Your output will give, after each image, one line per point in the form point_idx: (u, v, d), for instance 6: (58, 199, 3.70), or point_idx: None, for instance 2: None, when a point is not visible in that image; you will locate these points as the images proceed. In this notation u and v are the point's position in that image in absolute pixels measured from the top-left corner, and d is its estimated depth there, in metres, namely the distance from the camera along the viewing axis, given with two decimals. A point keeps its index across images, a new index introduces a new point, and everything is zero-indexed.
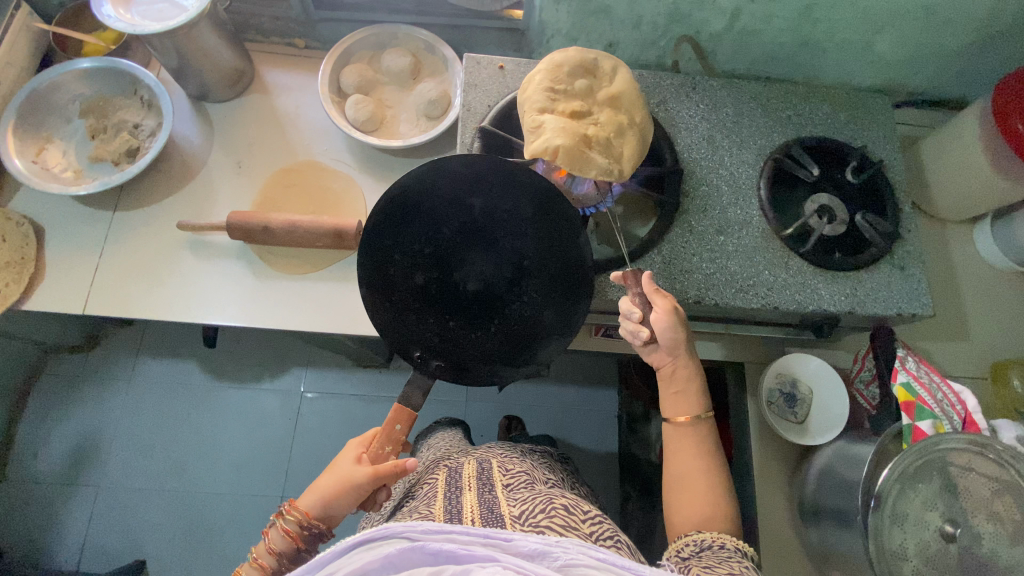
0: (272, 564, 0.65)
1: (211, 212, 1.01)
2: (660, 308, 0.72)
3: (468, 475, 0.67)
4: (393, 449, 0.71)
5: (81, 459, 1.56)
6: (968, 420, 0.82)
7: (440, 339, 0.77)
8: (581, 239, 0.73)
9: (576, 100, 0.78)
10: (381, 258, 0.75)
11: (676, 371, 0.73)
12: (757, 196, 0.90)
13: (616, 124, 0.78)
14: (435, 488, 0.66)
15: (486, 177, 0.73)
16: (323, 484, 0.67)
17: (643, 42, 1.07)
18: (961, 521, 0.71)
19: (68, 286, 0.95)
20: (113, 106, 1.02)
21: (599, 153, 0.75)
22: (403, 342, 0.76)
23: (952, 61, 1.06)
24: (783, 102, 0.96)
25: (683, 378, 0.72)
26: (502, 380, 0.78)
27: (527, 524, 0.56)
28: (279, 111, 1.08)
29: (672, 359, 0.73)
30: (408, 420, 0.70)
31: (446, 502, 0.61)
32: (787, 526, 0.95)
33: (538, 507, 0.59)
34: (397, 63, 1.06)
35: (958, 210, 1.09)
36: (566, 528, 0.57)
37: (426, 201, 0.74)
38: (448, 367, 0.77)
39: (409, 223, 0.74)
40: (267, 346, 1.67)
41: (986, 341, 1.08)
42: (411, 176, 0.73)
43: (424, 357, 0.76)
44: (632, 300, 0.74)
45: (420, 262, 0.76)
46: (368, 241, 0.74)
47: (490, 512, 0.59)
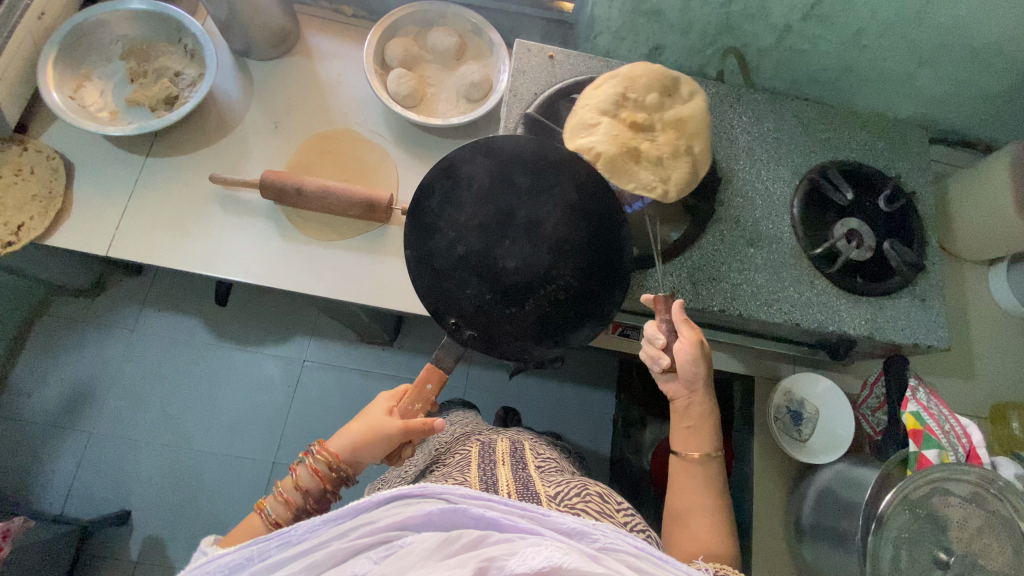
0: (299, 501, 0.67)
1: (243, 169, 1.00)
2: (685, 338, 0.73)
3: (501, 451, 0.71)
4: (422, 407, 0.74)
5: (75, 403, 1.55)
6: (972, 454, 0.83)
7: (474, 311, 0.77)
8: (620, 234, 0.77)
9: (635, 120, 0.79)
10: (428, 222, 0.78)
11: (691, 405, 0.74)
12: (789, 214, 0.91)
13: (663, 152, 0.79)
14: (468, 458, 0.69)
15: (538, 160, 0.77)
16: (354, 430, 0.70)
17: (690, 49, 1.07)
18: (953, 549, 0.73)
19: (93, 227, 0.94)
20: (155, 52, 1.01)
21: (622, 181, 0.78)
22: (439, 306, 0.77)
23: (990, 103, 1.07)
24: (823, 123, 0.97)
25: (698, 414, 0.73)
26: (531, 359, 0.79)
27: (563, 504, 0.58)
28: (320, 76, 1.08)
29: (689, 393, 0.74)
30: (439, 381, 0.74)
31: (480, 470, 0.64)
32: (779, 541, 0.97)
33: (573, 490, 0.61)
34: (443, 41, 1.06)
35: (977, 251, 1.10)
36: (601, 513, 0.58)
37: (478, 174, 0.77)
38: (479, 338, 0.78)
39: (459, 193, 0.77)
40: (273, 311, 1.66)
41: (989, 381, 1.10)
42: (467, 148, 0.77)
43: (458, 325, 0.77)
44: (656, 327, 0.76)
45: (466, 232, 0.77)
46: (418, 204, 0.77)
47: (526, 487, 0.61)
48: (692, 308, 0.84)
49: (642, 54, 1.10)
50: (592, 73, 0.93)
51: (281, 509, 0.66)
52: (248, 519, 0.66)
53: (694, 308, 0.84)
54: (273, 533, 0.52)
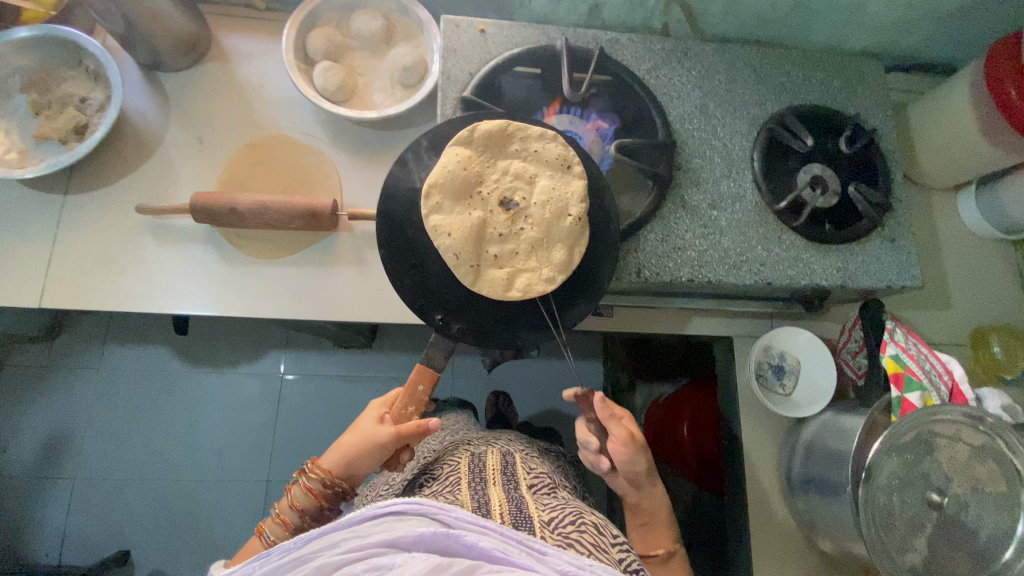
0: (298, 519, 0.69)
1: (174, 193, 0.94)
2: (618, 438, 0.74)
3: (491, 467, 0.68)
4: (415, 409, 0.73)
5: (53, 452, 1.50)
6: (955, 391, 0.83)
7: (463, 302, 0.74)
8: (604, 203, 0.78)
9: (462, 190, 0.75)
10: (401, 214, 0.74)
11: (641, 502, 0.82)
12: (750, 168, 0.87)
13: (549, 213, 0.75)
14: (459, 474, 0.66)
15: (507, 137, 0.77)
16: (346, 443, 0.70)
17: (631, 3, 1.00)
18: (945, 489, 0.73)
19: (20, 278, 0.87)
20: (56, 78, 0.92)
21: (520, 264, 0.75)
22: (424, 304, 0.73)
23: (946, 22, 1.03)
24: (776, 68, 0.92)
25: (648, 511, 0.82)
26: (526, 346, 0.76)
27: (556, 533, 0.55)
28: (241, 80, 1.00)
29: (638, 491, 0.81)
30: (430, 381, 0.73)
31: (472, 490, 0.62)
32: (774, 496, 0.97)
33: (568, 518, 0.58)
34: (367, 26, 0.98)
35: (945, 178, 1.08)
36: (595, 547, 0.55)
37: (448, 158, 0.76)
38: (469, 331, 0.74)
39: (432, 180, 0.75)
40: (243, 329, 1.61)
41: (967, 307, 1.09)
42: (429, 134, 0.76)
43: (446, 319, 0.73)
44: (589, 428, 0.77)
45: (443, 222, 0.73)
46: (390, 201, 0.74)
47: (519, 510, 0.58)
48: (661, 281, 0.81)
49: (582, 14, 1.04)
50: (528, 44, 0.86)
51: (283, 529, 0.69)
52: (256, 539, 0.70)
53: (662, 281, 0.81)
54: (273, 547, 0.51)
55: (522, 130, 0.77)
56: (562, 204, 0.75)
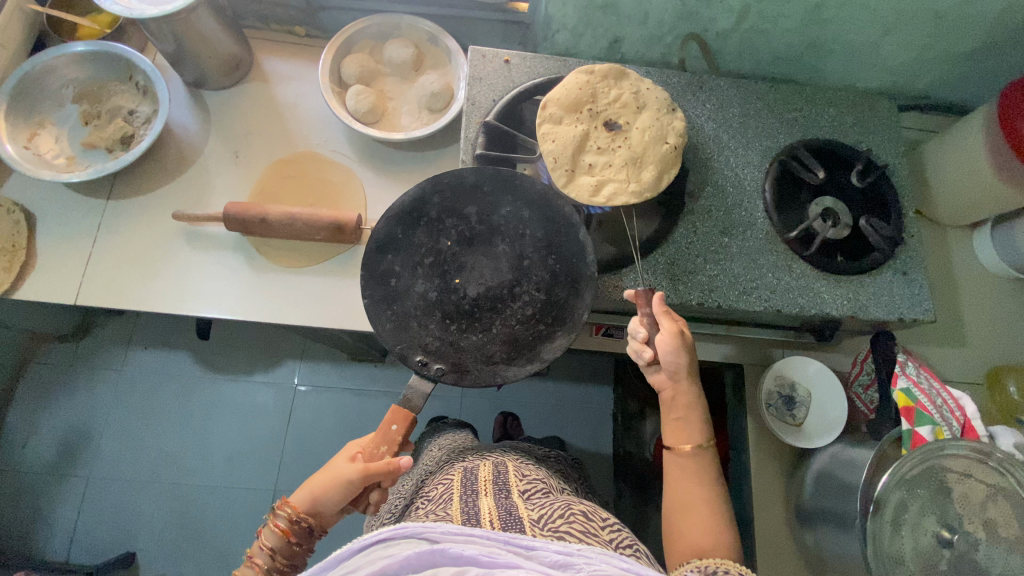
0: (266, 563, 0.66)
1: (208, 203, 0.99)
2: (665, 331, 0.73)
3: (484, 479, 0.69)
4: (388, 449, 0.71)
5: (71, 449, 1.54)
6: (967, 427, 0.81)
7: (442, 344, 0.78)
8: (578, 241, 0.79)
9: (573, 105, 0.82)
10: (383, 267, 0.79)
11: (677, 397, 0.74)
12: (762, 199, 0.89)
13: (649, 138, 0.81)
14: (451, 490, 0.67)
15: (482, 186, 0.81)
16: (315, 480, 0.69)
17: (650, 39, 1.05)
18: (957, 527, 0.71)
19: (60, 276, 0.92)
20: (108, 91, 0.99)
21: (611, 174, 0.80)
22: (403, 348, 0.77)
23: (959, 65, 1.05)
24: (789, 103, 0.95)
25: (684, 404, 0.73)
26: (508, 380, 0.77)
27: (547, 528, 0.58)
28: (278, 100, 1.06)
29: (674, 384, 0.74)
30: (405, 421, 0.72)
31: (462, 503, 0.63)
32: (782, 529, 0.96)
33: (557, 512, 0.62)
34: (399, 53, 1.04)
35: (960, 216, 1.09)
36: (584, 534, 0.59)
37: (425, 213, 0.81)
38: (448, 370, 0.77)
39: (410, 233, 0.80)
40: (261, 338, 1.65)
41: (984, 346, 1.08)
42: (410, 192, 0.81)
43: (425, 360, 0.77)
44: (640, 321, 0.77)
45: (420, 271, 0.80)
46: (370, 256, 0.79)
47: (508, 514, 0.60)
48: (670, 304, 0.83)
49: (603, 48, 1.09)
50: (549, 74, 0.91)
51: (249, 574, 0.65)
52: None
53: (672, 304, 0.83)
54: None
55: (635, 77, 0.84)
56: (662, 133, 0.82)
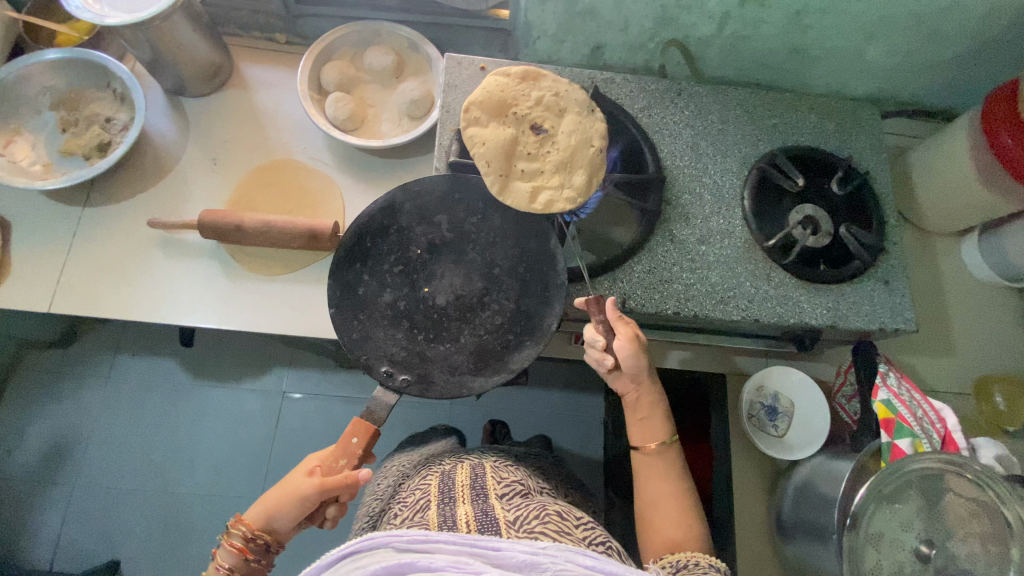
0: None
1: (184, 210, 0.98)
2: (623, 335, 0.72)
3: (461, 485, 0.68)
4: (347, 462, 0.71)
5: (56, 456, 1.53)
6: (949, 439, 0.80)
7: (408, 354, 0.77)
8: (548, 248, 0.78)
9: (497, 109, 0.77)
10: (350, 275, 0.78)
11: (640, 398, 0.75)
12: (740, 206, 0.88)
13: (576, 141, 0.77)
14: (427, 496, 0.66)
15: (453, 194, 0.80)
16: (271, 496, 0.68)
17: (631, 45, 1.05)
18: (936, 542, 0.69)
19: (34, 283, 0.92)
20: (86, 98, 0.99)
21: (545, 180, 0.76)
22: (368, 357, 0.76)
23: (945, 70, 1.04)
24: (769, 110, 0.94)
25: (647, 403, 0.75)
26: (475, 393, 0.75)
27: (522, 530, 0.59)
28: (257, 107, 1.06)
29: (637, 386, 0.75)
30: (366, 433, 0.71)
31: (439, 513, 0.62)
32: (764, 541, 0.94)
33: (532, 513, 0.62)
34: (379, 60, 1.04)
35: (946, 223, 1.07)
36: (559, 534, 0.60)
37: (395, 221, 0.80)
38: (413, 381, 0.76)
39: (380, 241, 0.80)
40: (248, 345, 1.64)
41: (972, 355, 1.06)
42: (381, 200, 0.80)
43: (391, 371, 0.76)
44: (595, 328, 0.74)
45: (389, 280, 0.79)
46: (338, 264, 0.78)
47: (486, 516, 0.61)
48: (646, 313, 0.82)
49: (584, 54, 1.08)
50: None
51: None
52: None
53: (647, 312, 0.82)
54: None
55: (553, 80, 0.80)
56: (589, 135, 0.78)
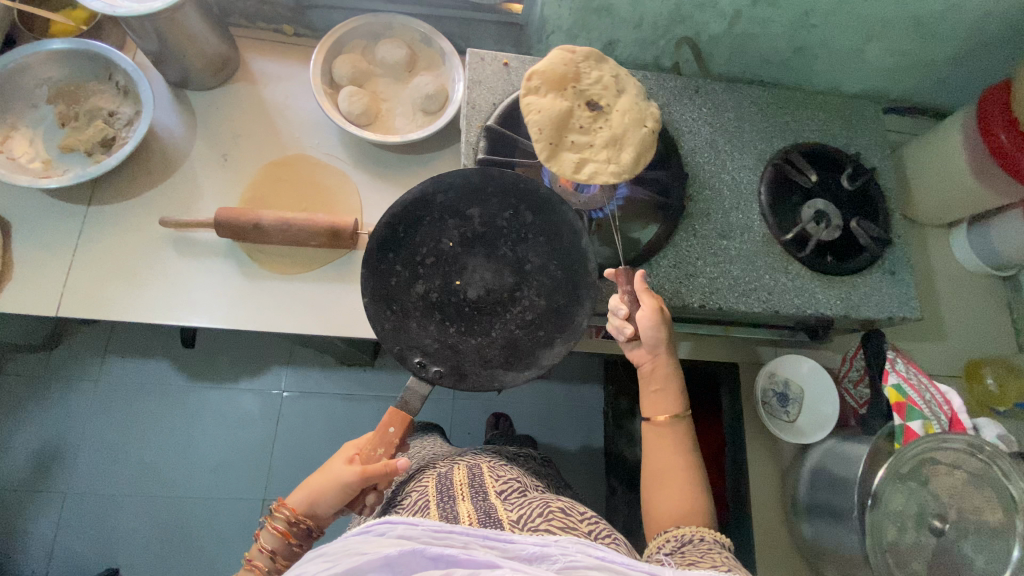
0: (267, 564, 0.66)
1: (196, 208, 0.96)
2: (647, 306, 0.73)
3: (459, 481, 0.66)
4: (385, 451, 0.70)
5: (45, 463, 1.47)
6: (954, 421, 0.85)
7: (440, 346, 0.78)
8: (580, 248, 0.78)
9: (558, 81, 0.76)
10: (383, 265, 0.78)
11: (656, 370, 0.73)
12: (757, 201, 0.91)
13: (630, 121, 0.76)
14: (426, 496, 0.64)
15: (486, 187, 0.79)
16: (313, 482, 0.68)
17: (643, 41, 1.06)
18: (946, 517, 0.75)
19: (40, 285, 0.89)
20: (85, 92, 0.95)
21: (592, 155, 0.74)
22: (402, 348, 0.76)
23: (938, 70, 1.09)
24: (780, 107, 0.98)
25: (663, 376, 0.73)
26: (506, 386, 0.77)
27: (526, 528, 0.57)
28: (266, 101, 1.03)
29: (654, 357, 0.74)
30: (402, 423, 0.71)
31: (439, 508, 0.61)
32: (778, 522, 0.99)
33: (536, 511, 0.60)
34: (392, 54, 1.02)
35: (939, 216, 1.13)
36: (565, 529, 0.58)
37: (428, 212, 0.79)
38: (447, 373, 0.77)
39: (413, 232, 0.79)
40: (246, 344, 1.60)
41: (961, 341, 1.13)
42: (415, 190, 0.78)
43: (424, 362, 0.76)
44: (620, 298, 0.76)
45: (421, 271, 0.79)
46: (372, 255, 0.77)
47: (488, 515, 0.59)
48: (673, 306, 0.85)
49: (596, 50, 1.09)
50: None
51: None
52: None
53: (674, 305, 0.85)
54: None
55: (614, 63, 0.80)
56: (642, 116, 0.77)
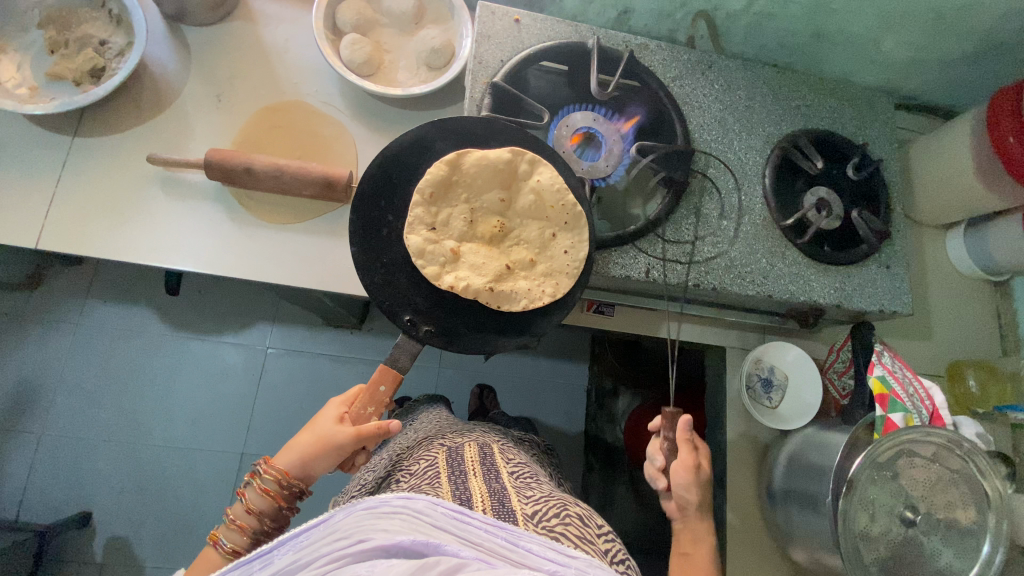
0: (255, 526, 0.64)
1: (187, 147, 0.92)
2: (682, 459, 0.78)
3: (471, 460, 0.61)
4: (375, 410, 0.71)
5: (21, 403, 1.45)
6: (934, 415, 0.86)
7: (432, 305, 0.76)
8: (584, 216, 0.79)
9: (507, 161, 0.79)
10: (375, 212, 0.75)
11: (686, 530, 0.78)
12: (761, 184, 0.90)
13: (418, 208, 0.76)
14: (436, 468, 0.59)
15: (486, 141, 0.79)
16: (303, 442, 0.67)
17: (659, 13, 1.03)
18: (919, 508, 0.75)
19: (21, 216, 0.86)
20: (76, 17, 0.90)
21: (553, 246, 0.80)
22: (392, 305, 0.74)
23: (954, 68, 1.08)
24: (793, 91, 0.96)
25: (692, 542, 0.77)
26: (498, 350, 0.77)
27: (540, 526, 0.50)
28: (265, 43, 0.99)
29: (684, 518, 0.78)
30: (393, 382, 0.71)
31: (452, 484, 0.55)
32: (751, 504, 1.00)
33: (551, 509, 0.53)
34: (399, 4, 0.98)
35: (938, 216, 1.12)
36: (581, 539, 0.51)
37: (426, 159, 0.77)
38: (438, 333, 0.75)
39: (409, 180, 0.77)
40: (232, 297, 1.58)
41: (946, 342, 1.14)
42: (412, 132, 0.76)
43: (414, 321, 0.74)
44: (659, 444, 0.82)
45: (416, 224, 0.76)
46: (363, 198, 0.74)
47: (501, 504, 0.52)
48: (669, 282, 0.84)
49: (610, 18, 1.06)
50: (560, 39, 0.88)
51: (236, 538, 0.63)
52: (206, 552, 0.64)
53: (669, 283, 0.84)
54: (254, 552, 0.47)
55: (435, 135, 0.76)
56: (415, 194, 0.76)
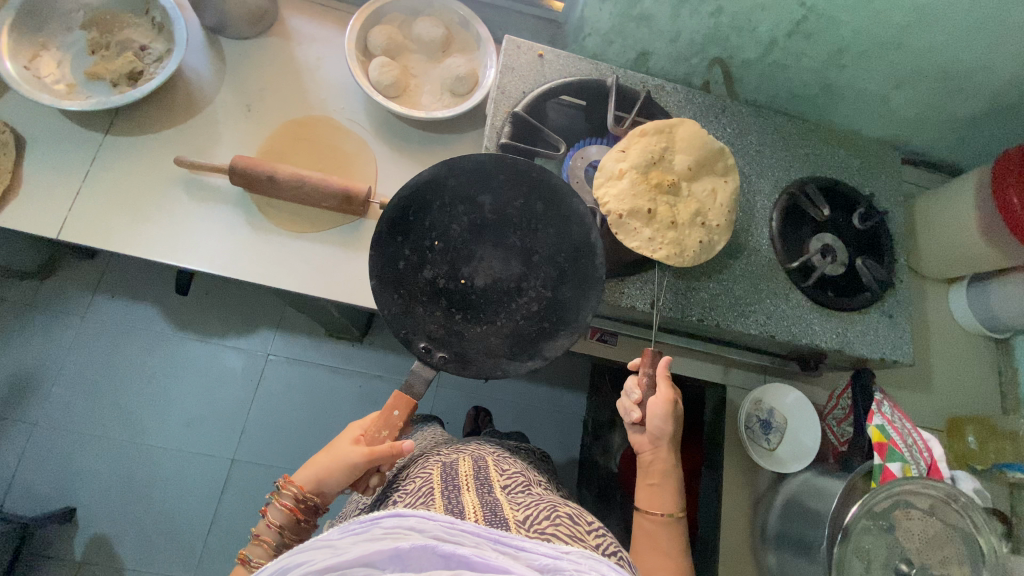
0: (275, 539, 0.65)
1: (212, 154, 0.95)
2: (661, 396, 0.76)
3: (465, 474, 0.61)
4: (389, 434, 0.70)
5: (18, 392, 1.45)
6: (933, 467, 0.86)
7: (445, 332, 0.79)
8: (593, 245, 0.77)
9: (705, 157, 0.83)
10: (392, 248, 0.77)
11: (654, 463, 0.76)
12: (768, 227, 0.92)
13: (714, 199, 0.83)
14: (430, 484, 0.59)
15: (498, 174, 0.78)
16: (320, 460, 0.67)
17: (677, 57, 1.07)
18: (914, 561, 0.74)
19: (47, 206, 0.88)
20: (120, 23, 0.95)
21: (690, 221, 0.81)
22: (408, 333, 0.77)
23: (960, 127, 1.11)
24: (803, 139, 0.99)
25: (660, 472, 0.75)
26: (508, 375, 0.78)
27: (532, 530, 0.50)
28: (298, 60, 1.03)
29: (654, 449, 0.76)
30: (407, 406, 0.71)
31: (445, 498, 0.55)
32: (745, 547, 0.99)
33: (542, 513, 0.53)
34: (429, 32, 1.02)
35: (940, 270, 1.13)
36: (573, 538, 0.51)
37: (440, 196, 0.78)
38: (451, 359, 0.77)
39: (424, 215, 0.79)
40: (239, 301, 1.59)
41: (946, 396, 1.14)
42: (427, 171, 0.77)
43: (429, 347, 0.77)
44: (638, 380, 0.78)
45: (429, 257, 0.79)
46: (381, 237, 0.76)
47: (493, 513, 0.52)
48: (674, 316, 0.85)
49: (630, 58, 1.11)
50: (581, 75, 0.92)
51: (259, 553, 0.64)
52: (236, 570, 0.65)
53: (673, 316, 0.85)
54: None
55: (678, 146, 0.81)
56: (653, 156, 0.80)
